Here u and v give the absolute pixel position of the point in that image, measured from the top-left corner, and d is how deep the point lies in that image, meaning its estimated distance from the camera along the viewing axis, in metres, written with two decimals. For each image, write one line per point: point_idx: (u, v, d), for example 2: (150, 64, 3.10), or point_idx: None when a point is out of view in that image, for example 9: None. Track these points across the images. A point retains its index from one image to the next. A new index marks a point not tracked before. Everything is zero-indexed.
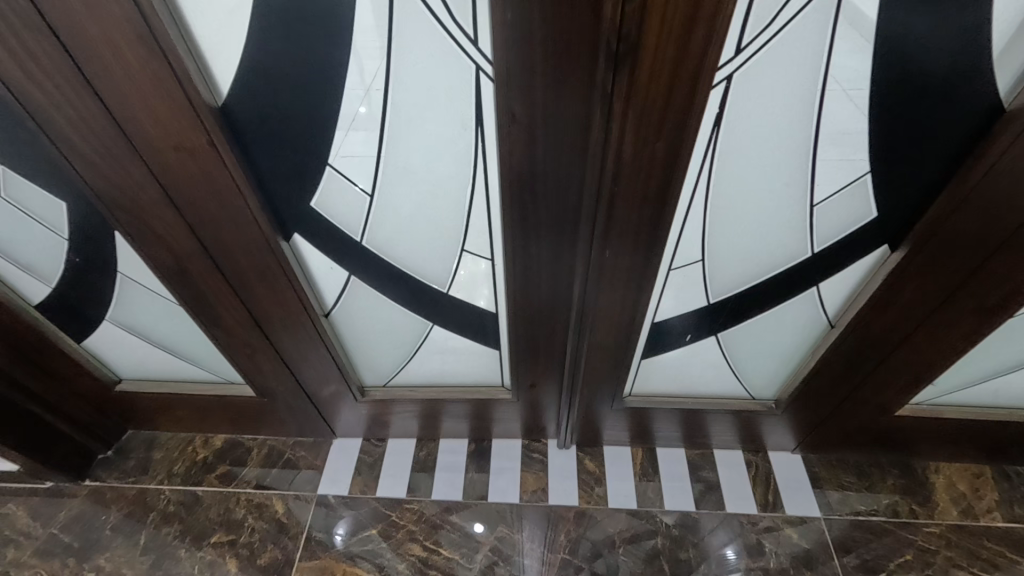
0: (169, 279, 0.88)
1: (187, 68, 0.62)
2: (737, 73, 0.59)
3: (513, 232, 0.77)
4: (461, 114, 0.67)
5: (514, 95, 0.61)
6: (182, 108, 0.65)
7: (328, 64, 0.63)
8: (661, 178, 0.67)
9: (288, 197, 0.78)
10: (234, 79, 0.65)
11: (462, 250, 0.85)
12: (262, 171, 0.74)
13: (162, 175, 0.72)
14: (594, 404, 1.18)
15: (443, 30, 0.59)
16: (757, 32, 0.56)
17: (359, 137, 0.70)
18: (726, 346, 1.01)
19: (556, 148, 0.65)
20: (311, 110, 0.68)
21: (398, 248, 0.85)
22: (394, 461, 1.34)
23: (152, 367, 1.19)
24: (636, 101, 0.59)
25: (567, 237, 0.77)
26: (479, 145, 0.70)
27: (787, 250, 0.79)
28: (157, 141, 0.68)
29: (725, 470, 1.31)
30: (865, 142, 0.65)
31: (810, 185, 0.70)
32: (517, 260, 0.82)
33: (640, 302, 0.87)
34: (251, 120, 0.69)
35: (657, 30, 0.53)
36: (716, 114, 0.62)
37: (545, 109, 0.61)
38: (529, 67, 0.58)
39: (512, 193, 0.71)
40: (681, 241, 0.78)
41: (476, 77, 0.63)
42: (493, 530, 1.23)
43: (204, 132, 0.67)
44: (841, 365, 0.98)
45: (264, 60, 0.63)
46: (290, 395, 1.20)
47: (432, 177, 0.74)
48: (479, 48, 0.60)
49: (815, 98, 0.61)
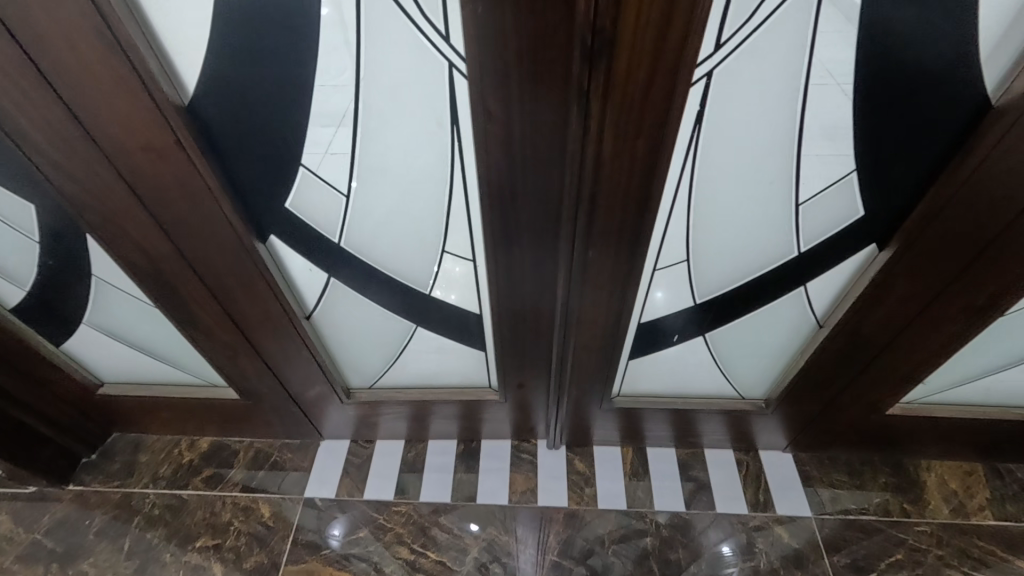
0: (145, 282, 0.87)
1: (150, 65, 0.59)
2: (717, 68, 0.57)
3: (493, 232, 0.75)
4: (436, 113, 0.65)
5: (488, 92, 0.59)
6: (147, 108, 0.63)
7: (298, 62, 0.61)
8: (642, 177, 0.65)
9: (262, 197, 0.76)
10: (200, 77, 0.63)
11: (443, 251, 0.83)
12: (235, 171, 0.72)
13: (130, 177, 0.70)
14: (583, 404, 1.17)
15: (413, 24, 0.57)
16: (738, 26, 0.54)
17: (337, 140, 0.68)
18: (714, 346, 1.00)
19: (534, 146, 0.63)
20: (282, 109, 0.66)
21: (378, 250, 0.83)
22: (382, 462, 1.33)
23: (134, 370, 1.17)
24: (614, 99, 0.57)
25: (549, 237, 0.75)
26: (455, 144, 0.68)
27: (773, 249, 0.77)
28: (123, 141, 0.66)
29: (717, 469, 1.30)
30: (850, 140, 0.63)
31: (795, 184, 0.68)
32: (498, 259, 0.80)
33: (624, 303, 0.86)
34: (221, 119, 0.67)
35: (633, 25, 0.51)
36: (697, 112, 0.61)
37: (521, 107, 0.60)
38: (503, 64, 0.56)
39: (491, 193, 0.70)
40: (665, 241, 0.77)
41: (449, 73, 0.61)
42: (483, 532, 1.22)
43: (171, 132, 0.65)
44: (830, 364, 0.97)
45: (232, 57, 0.61)
46: (274, 397, 1.18)
47: (409, 176, 0.73)
48: (452, 44, 0.58)
49: (799, 95, 0.59)
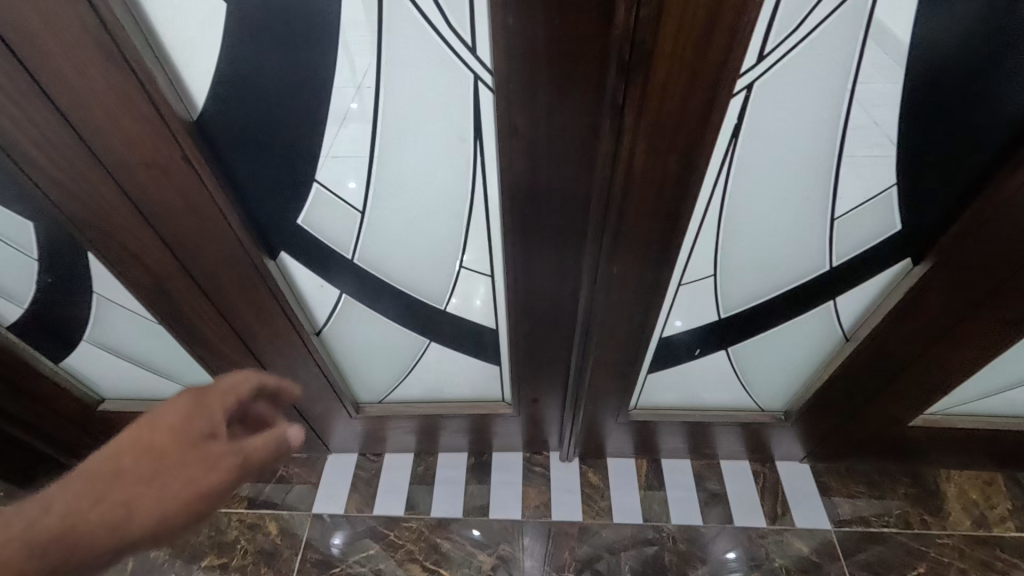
0: (149, 300, 0.83)
1: (157, 79, 0.56)
2: (758, 81, 0.54)
3: (514, 247, 0.73)
4: (458, 126, 0.62)
5: (515, 106, 0.56)
6: (153, 123, 0.59)
7: (313, 74, 0.58)
8: (673, 194, 0.63)
9: (273, 213, 0.73)
10: (210, 90, 0.60)
11: (460, 266, 0.81)
12: (245, 187, 0.70)
13: (134, 194, 0.67)
14: (598, 417, 1.14)
15: (438, 36, 0.54)
16: (783, 37, 0.51)
17: (340, 137, 0.64)
18: (735, 359, 0.98)
19: (561, 161, 0.60)
20: (297, 124, 0.63)
21: (392, 265, 0.81)
22: (391, 477, 1.30)
23: (136, 386, 1.14)
24: (649, 115, 0.54)
25: (571, 253, 0.73)
26: (478, 158, 0.65)
27: (804, 264, 0.75)
28: (127, 158, 0.63)
29: (733, 480, 1.28)
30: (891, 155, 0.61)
31: (830, 199, 0.66)
32: (518, 274, 0.77)
33: (647, 319, 0.83)
34: (231, 134, 0.64)
35: (674, 36, 0.48)
36: (734, 125, 0.58)
37: (550, 120, 0.57)
38: (533, 78, 0.53)
39: (513, 208, 0.67)
40: (693, 256, 0.74)
41: (474, 86, 0.58)
42: (496, 547, 1.19)
43: (178, 148, 0.62)
44: (854, 378, 0.95)
45: (243, 70, 0.58)
46: (282, 413, 1.15)
47: (427, 191, 0.70)
48: (478, 56, 0.55)
49: (841, 109, 0.57)
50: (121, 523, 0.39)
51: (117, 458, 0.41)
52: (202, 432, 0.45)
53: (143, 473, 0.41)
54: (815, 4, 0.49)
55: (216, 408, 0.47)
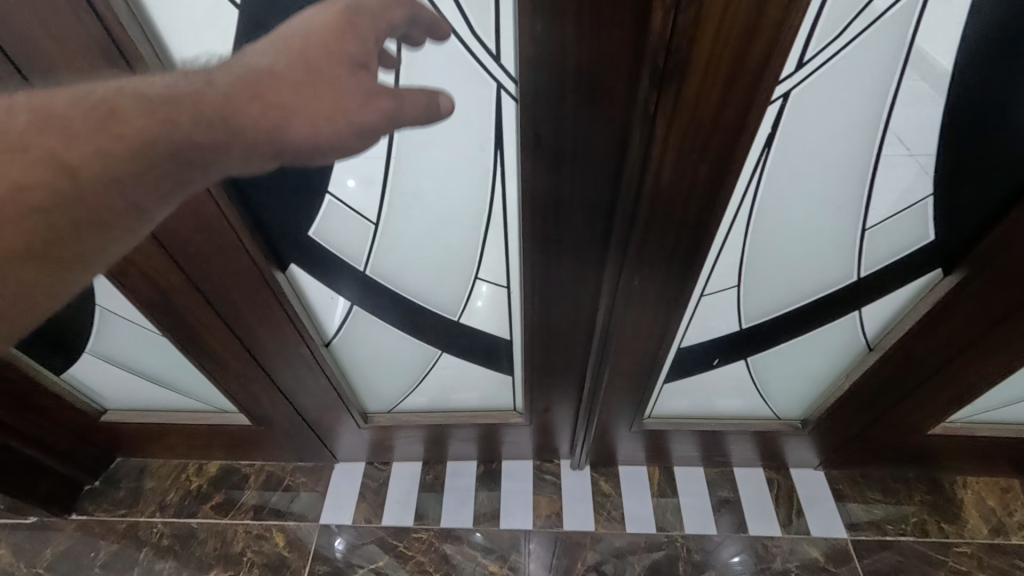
0: (157, 316, 0.81)
1: None
2: (796, 90, 0.52)
3: (533, 258, 0.72)
4: (479, 136, 0.61)
5: (539, 115, 0.54)
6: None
7: None
8: (701, 206, 0.61)
9: (284, 222, 0.73)
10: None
11: (476, 278, 0.81)
12: (263, 195, 0.69)
13: None
14: (611, 427, 1.12)
15: (461, 44, 0.54)
16: (823, 45, 0.48)
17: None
18: (754, 370, 0.96)
19: (586, 170, 0.59)
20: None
21: (405, 276, 0.81)
22: (399, 486, 1.29)
23: (140, 397, 1.11)
24: (681, 128, 0.52)
25: (593, 262, 0.71)
26: (498, 168, 0.65)
27: (832, 275, 0.73)
28: None
29: (746, 488, 1.26)
30: (930, 164, 0.59)
31: (863, 210, 0.64)
32: (536, 284, 0.76)
33: (667, 331, 0.81)
34: None
35: (712, 42, 0.45)
36: (768, 134, 0.56)
37: (576, 130, 0.55)
38: (560, 86, 0.52)
39: (535, 218, 0.65)
40: (717, 267, 0.72)
41: (497, 95, 0.57)
42: (505, 559, 1.17)
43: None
44: (876, 388, 0.93)
45: None
46: (289, 423, 1.13)
47: (445, 199, 0.69)
48: (502, 65, 0.54)
49: (880, 119, 0.55)
50: (277, 125, 0.39)
51: (278, 57, 0.40)
52: (355, 56, 0.42)
53: (294, 79, 0.40)
54: (857, 11, 0.46)
55: (367, 32, 0.42)
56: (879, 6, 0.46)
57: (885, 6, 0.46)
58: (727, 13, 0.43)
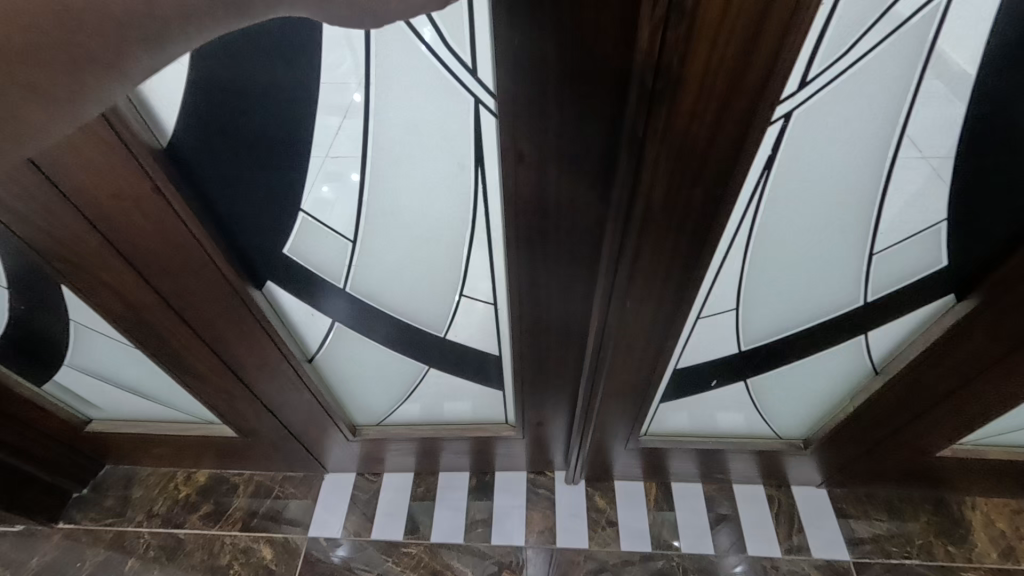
0: (131, 332, 0.79)
1: (124, 113, 0.54)
2: (798, 110, 0.47)
3: (519, 275, 0.70)
4: (458, 152, 0.60)
5: (520, 125, 0.51)
6: (118, 154, 0.56)
7: (300, 98, 0.57)
8: (696, 231, 0.57)
9: (262, 237, 0.72)
10: (181, 113, 0.57)
11: (460, 294, 0.80)
12: (237, 206, 0.68)
13: (105, 228, 0.63)
14: (606, 444, 1.09)
15: (435, 57, 0.52)
16: (828, 64, 0.44)
17: (344, 130, 0.59)
18: (753, 391, 0.93)
19: (573, 182, 0.56)
20: (283, 143, 0.61)
21: (388, 290, 0.80)
22: (390, 499, 1.26)
23: (124, 408, 1.09)
24: (674, 153, 0.48)
25: (584, 274, 0.69)
26: (479, 185, 0.63)
27: (835, 298, 0.69)
28: (94, 193, 0.59)
29: (746, 506, 1.22)
30: (945, 171, 0.53)
31: (871, 234, 0.60)
32: (523, 299, 0.74)
33: (660, 355, 0.78)
34: (207, 156, 0.62)
35: (706, 59, 0.41)
36: (768, 156, 0.51)
37: (559, 144, 0.52)
38: (541, 96, 0.49)
39: (519, 234, 0.64)
40: (715, 289, 0.68)
41: (475, 109, 0.55)
42: (504, 568, 1.15)
43: (147, 179, 0.60)
44: (879, 413, 0.89)
45: (225, 87, 0.55)
46: (275, 435, 1.10)
47: (428, 212, 0.68)
48: (479, 78, 0.52)
49: (891, 140, 0.50)
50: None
51: None
52: None
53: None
54: (871, 23, 0.42)
55: None
56: (903, 11, 0.41)
57: (911, 12, 0.41)
58: (724, 25, 0.39)
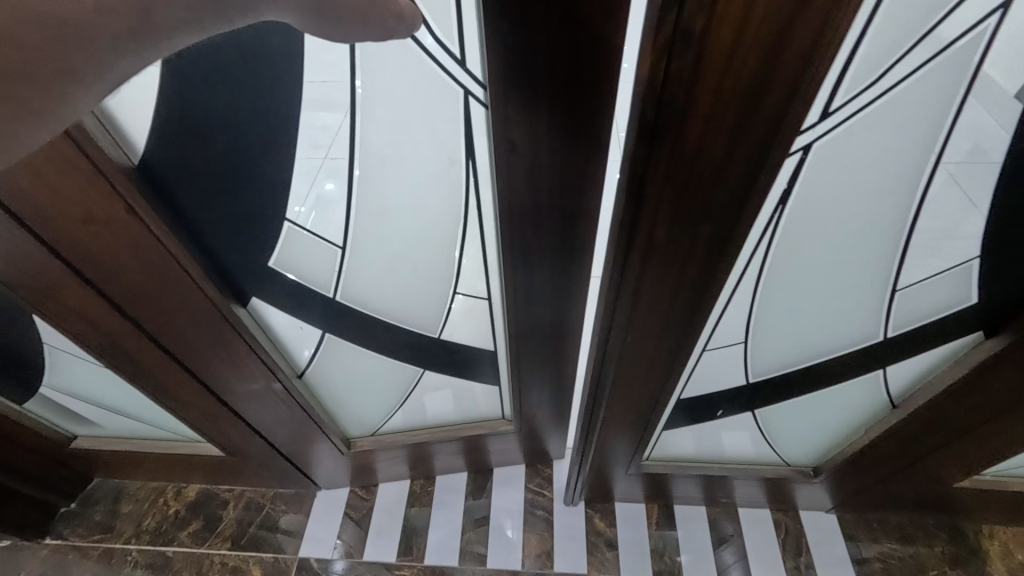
0: (106, 356, 0.73)
1: (87, 125, 0.50)
2: (819, 141, 0.42)
3: (515, 275, 0.71)
4: (449, 148, 0.60)
5: (511, 125, 0.50)
6: (88, 175, 0.52)
7: (281, 107, 0.54)
8: (702, 270, 0.52)
9: (246, 254, 0.69)
10: (151, 126, 0.53)
11: (455, 292, 0.80)
12: (217, 221, 0.64)
13: (74, 258, 0.58)
14: (607, 469, 1.05)
15: (427, 54, 0.50)
16: (853, 94, 0.39)
17: (340, 133, 0.57)
18: (760, 420, 0.88)
19: (564, 182, 0.56)
20: (267, 154, 0.58)
21: (378, 295, 0.79)
22: (383, 518, 1.23)
23: (108, 426, 1.06)
24: (677, 189, 0.44)
25: (574, 269, 0.70)
26: (471, 178, 0.63)
27: (853, 334, 0.64)
28: (60, 218, 0.54)
29: (751, 531, 1.18)
30: (982, 206, 0.47)
31: (894, 270, 0.55)
32: (518, 296, 0.74)
33: (664, 388, 0.74)
34: (184, 172, 0.58)
35: (718, 85, 0.36)
36: (783, 191, 0.46)
37: (551, 144, 0.52)
38: (531, 88, 0.47)
39: (508, 232, 0.64)
40: (722, 324, 0.64)
41: (464, 100, 0.54)
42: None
43: (120, 200, 0.55)
44: (894, 449, 0.84)
45: (199, 97, 0.52)
46: (262, 454, 1.07)
47: (420, 213, 0.67)
48: (468, 70, 0.51)
49: (922, 174, 0.45)
50: None
51: None
52: None
53: None
54: (906, 49, 0.37)
55: None
56: (947, 32, 0.36)
57: (955, 34, 0.36)
58: (735, 52, 0.34)
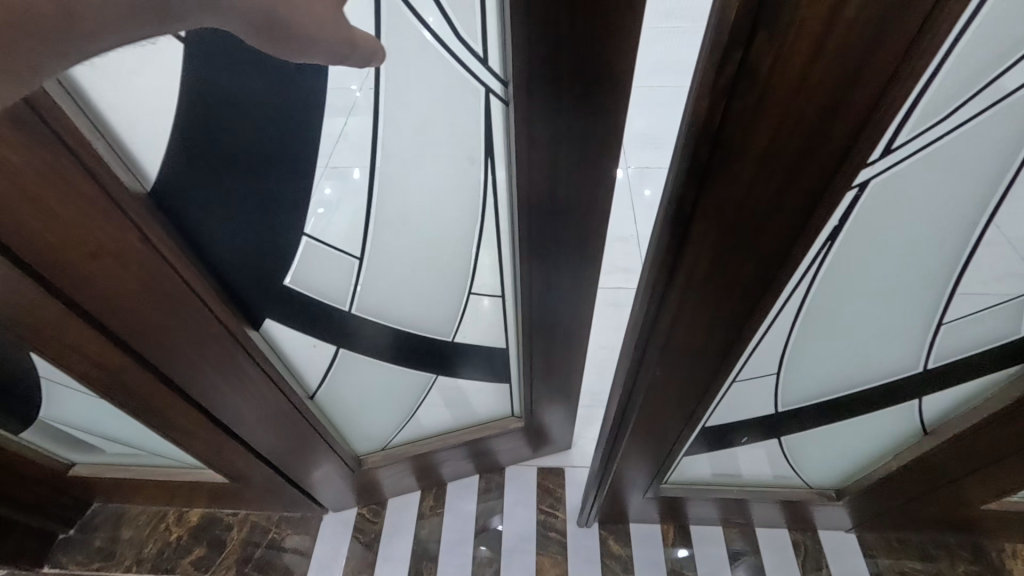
0: (110, 395, 0.69)
1: (99, 151, 0.46)
2: (877, 178, 0.39)
3: (532, 271, 0.73)
4: (469, 149, 0.60)
5: (535, 120, 0.51)
6: (101, 204, 0.48)
7: (300, 122, 0.52)
8: (739, 308, 0.49)
9: (259, 276, 0.67)
10: (165, 152, 0.50)
11: (469, 292, 0.82)
12: (227, 246, 0.61)
13: (83, 296, 0.54)
14: (624, 492, 1.02)
15: (449, 53, 0.50)
16: (917, 132, 0.36)
17: (345, 137, 0.54)
18: (785, 446, 0.86)
19: (581, 178, 0.57)
20: (284, 168, 0.56)
21: (394, 301, 0.79)
22: (393, 543, 1.20)
23: (107, 452, 1.03)
24: (726, 230, 0.41)
25: (585, 262, 0.72)
26: (489, 175, 0.63)
27: (892, 364, 0.62)
28: (69, 254, 0.50)
29: (770, 552, 1.15)
30: None
31: (943, 303, 0.52)
32: (532, 291, 0.76)
33: (691, 418, 0.71)
34: (198, 198, 0.55)
35: (779, 121, 0.33)
36: (833, 228, 0.43)
37: (569, 140, 0.53)
38: (553, 84, 0.48)
39: (527, 228, 0.65)
40: (755, 356, 0.61)
41: (485, 98, 0.54)
42: None
43: (134, 229, 0.51)
44: (924, 476, 0.81)
45: (214, 115, 0.49)
46: (267, 480, 1.03)
47: (437, 216, 0.68)
48: (489, 67, 0.51)
49: (983, 212, 0.42)
50: None
51: None
52: None
53: None
54: (970, 95, 0.34)
55: None
56: (1007, 83, 0.34)
57: (1016, 85, 0.34)
58: (803, 87, 0.31)
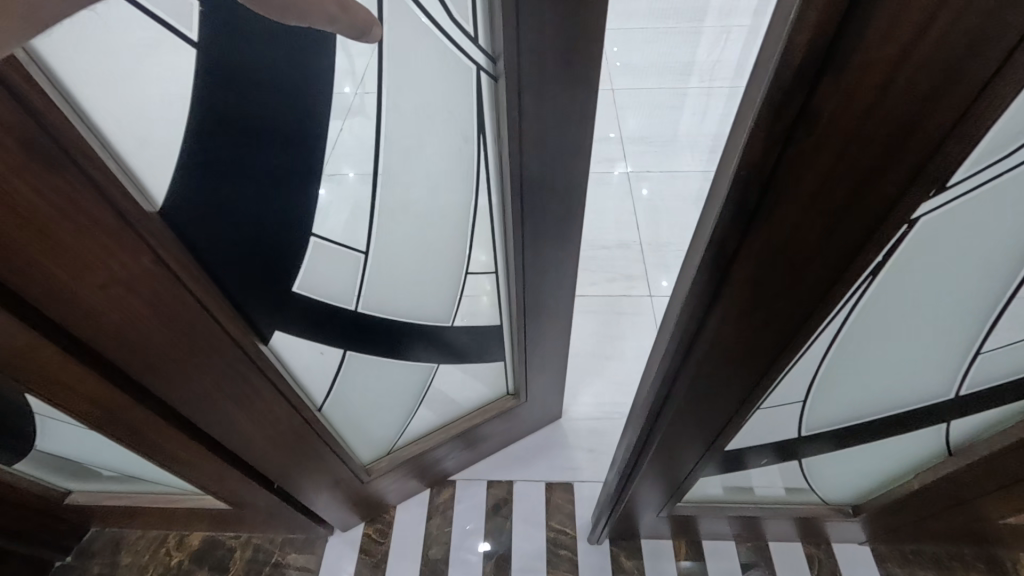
0: (119, 437, 0.66)
1: (111, 168, 0.42)
2: (927, 214, 0.37)
3: (523, 246, 0.74)
4: (461, 126, 0.61)
5: (530, 95, 0.53)
6: (109, 224, 0.45)
7: (304, 126, 0.51)
8: (777, 345, 0.46)
9: (265, 298, 0.64)
10: (173, 176, 0.47)
11: (466, 274, 0.82)
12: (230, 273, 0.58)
13: (91, 327, 0.50)
14: (637, 511, 1.00)
15: (440, 32, 0.51)
16: (975, 170, 0.34)
17: (344, 134, 0.54)
18: (804, 467, 0.84)
19: (562, 137, 0.60)
20: (296, 173, 0.54)
21: (397, 296, 0.79)
22: (400, 565, 1.17)
23: (102, 479, 0.99)
24: (767, 273, 0.40)
25: (569, 218, 0.74)
26: (484, 154, 0.65)
27: (924, 390, 0.60)
28: (81, 280, 0.47)
29: (784, 567, 1.14)
30: None
31: (982, 333, 0.49)
32: (528, 267, 0.78)
33: (715, 445, 0.68)
34: (206, 224, 0.52)
35: (840, 152, 0.31)
36: (877, 263, 0.41)
37: (551, 110, 0.56)
38: (541, 56, 0.49)
39: (524, 203, 0.66)
40: (785, 385, 0.58)
41: (477, 78, 0.56)
42: None
43: (147, 252, 0.48)
44: (944, 496, 0.79)
45: (221, 129, 0.47)
46: (269, 507, 1.00)
47: (435, 201, 0.68)
48: (479, 46, 0.53)
49: None
50: None
51: None
52: None
53: None
54: None
55: None
56: None
57: None
58: (868, 119, 0.29)
